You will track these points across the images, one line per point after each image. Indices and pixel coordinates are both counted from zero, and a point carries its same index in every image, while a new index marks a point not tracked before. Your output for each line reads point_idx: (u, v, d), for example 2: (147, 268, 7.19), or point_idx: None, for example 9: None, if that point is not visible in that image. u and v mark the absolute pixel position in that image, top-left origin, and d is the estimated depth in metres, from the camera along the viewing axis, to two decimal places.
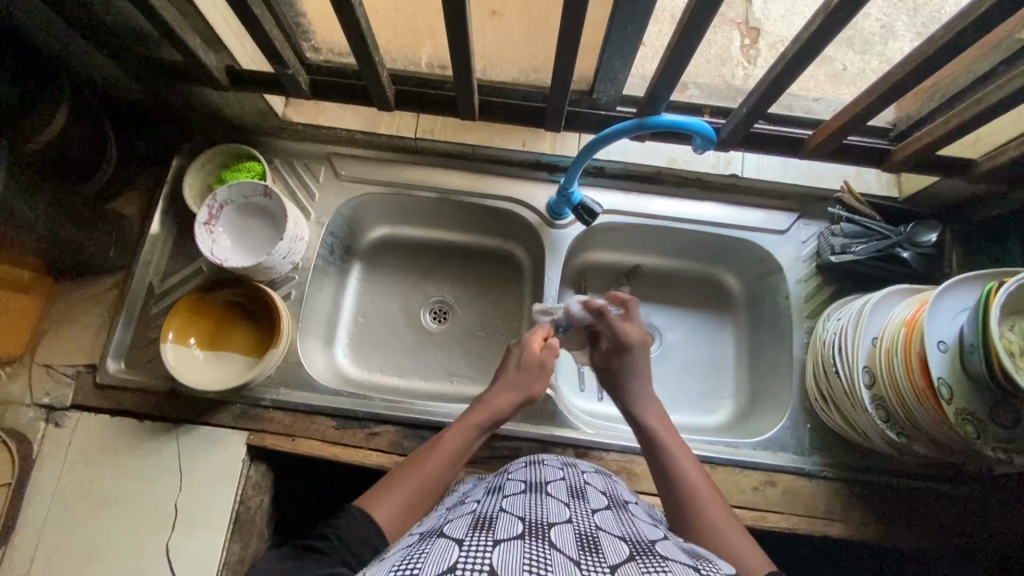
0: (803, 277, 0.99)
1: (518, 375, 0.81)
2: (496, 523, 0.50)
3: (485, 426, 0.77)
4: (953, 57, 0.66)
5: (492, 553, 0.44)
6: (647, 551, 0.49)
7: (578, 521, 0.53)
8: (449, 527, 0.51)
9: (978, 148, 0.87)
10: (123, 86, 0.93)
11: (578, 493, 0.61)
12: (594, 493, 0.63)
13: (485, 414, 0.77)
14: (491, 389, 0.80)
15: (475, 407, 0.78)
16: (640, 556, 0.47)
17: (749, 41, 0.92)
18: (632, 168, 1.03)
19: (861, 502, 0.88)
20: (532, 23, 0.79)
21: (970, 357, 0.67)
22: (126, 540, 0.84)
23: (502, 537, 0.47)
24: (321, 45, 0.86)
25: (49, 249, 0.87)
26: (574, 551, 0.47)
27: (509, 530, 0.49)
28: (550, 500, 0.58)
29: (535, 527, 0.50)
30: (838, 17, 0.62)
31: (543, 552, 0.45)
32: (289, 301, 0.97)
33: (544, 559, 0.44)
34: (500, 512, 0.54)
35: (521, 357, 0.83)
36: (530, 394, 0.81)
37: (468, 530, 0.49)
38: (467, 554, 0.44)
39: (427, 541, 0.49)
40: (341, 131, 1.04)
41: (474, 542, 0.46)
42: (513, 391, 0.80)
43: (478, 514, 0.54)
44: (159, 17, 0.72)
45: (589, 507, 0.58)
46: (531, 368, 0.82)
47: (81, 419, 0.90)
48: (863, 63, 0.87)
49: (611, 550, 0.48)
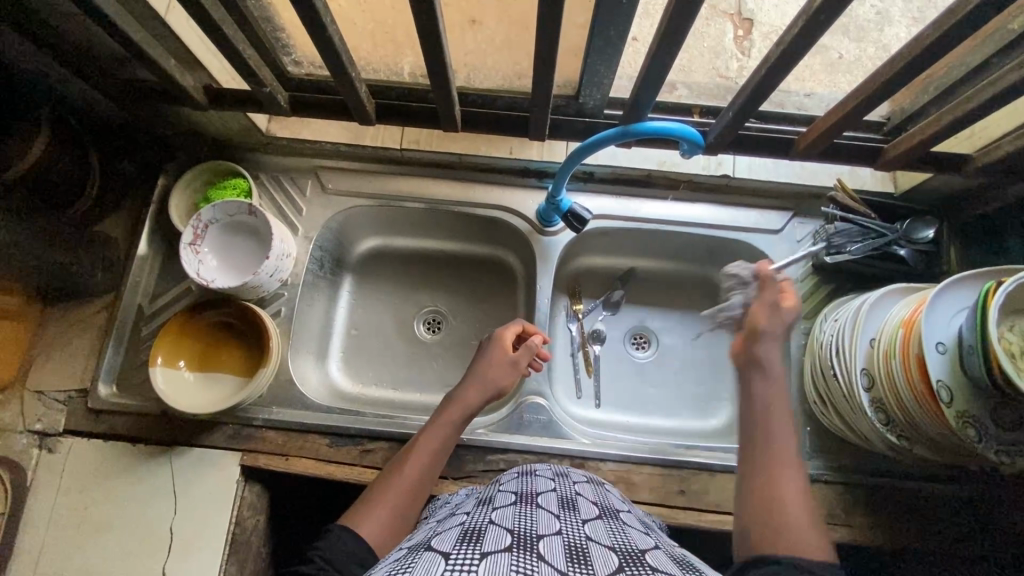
0: (799, 277, 0.98)
1: (484, 372, 0.83)
2: (485, 535, 0.50)
3: (457, 425, 0.80)
4: (944, 54, 0.64)
5: (479, 567, 0.43)
6: (636, 560, 0.48)
7: (568, 533, 0.52)
8: (437, 540, 0.50)
9: (975, 142, 0.85)
10: (103, 107, 0.92)
11: (569, 504, 0.60)
12: (586, 503, 0.62)
13: (457, 411, 0.80)
14: (458, 389, 0.82)
15: (446, 406, 0.81)
16: (629, 567, 0.46)
17: (742, 32, 0.89)
18: (621, 172, 1.01)
19: (862, 505, 0.87)
20: (513, 28, 0.77)
21: (970, 360, 0.65)
22: (122, 565, 0.84)
23: (489, 550, 0.46)
24: (302, 58, 0.85)
25: (35, 275, 0.86)
26: (562, 563, 0.46)
27: (497, 542, 0.48)
28: (541, 512, 0.57)
29: (524, 539, 0.49)
30: (822, 18, 0.60)
31: (530, 564, 0.44)
32: (280, 318, 0.96)
33: (531, 571, 0.43)
34: (489, 523, 0.53)
35: (489, 360, 0.85)
36: (497, 391, 0.83)
37: (456, 543, 0.48)
38: (453, 568, 0.43)
39: (415, 554, 0.48)
40: (325, 144, 1.02)
41: (461, 555, 0.45)
42: (478, 391, 0.82)
43: (467, 526, 0.53)
44: (128, 37, 0.70)
45: (580, 518, 0.57)
46: (500, 366, 0.84)
47: (75, 445, 0.90)
48: (859, 51, 0.84)
49: (600, 561, 0.47)
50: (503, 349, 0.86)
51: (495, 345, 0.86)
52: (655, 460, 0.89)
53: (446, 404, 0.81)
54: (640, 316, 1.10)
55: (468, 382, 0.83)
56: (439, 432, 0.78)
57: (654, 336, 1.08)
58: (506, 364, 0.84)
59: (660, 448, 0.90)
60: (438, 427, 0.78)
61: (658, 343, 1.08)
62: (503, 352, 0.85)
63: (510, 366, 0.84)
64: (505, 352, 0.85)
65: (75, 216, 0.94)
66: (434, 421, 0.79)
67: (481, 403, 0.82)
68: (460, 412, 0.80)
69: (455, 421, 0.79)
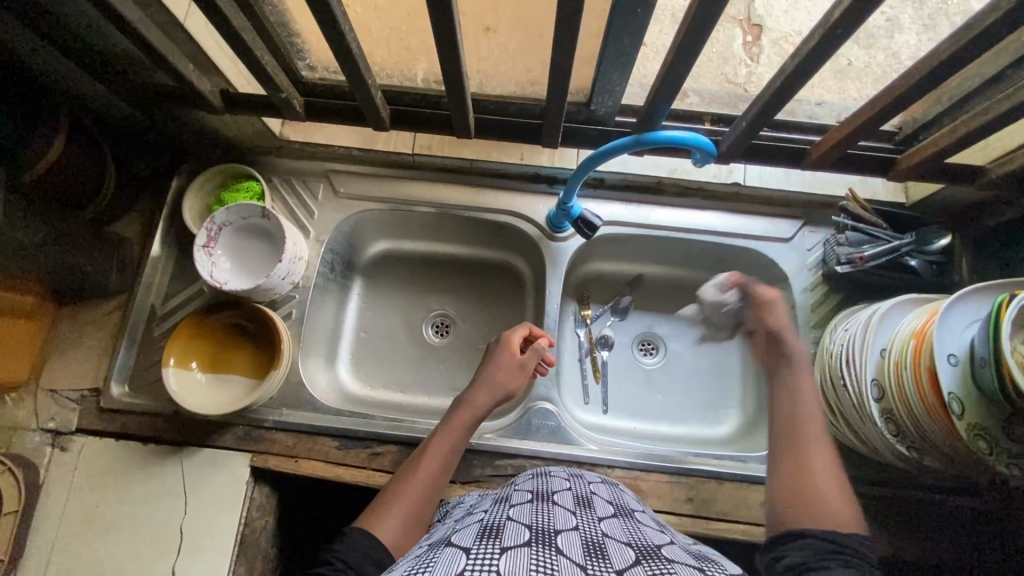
0: (809, 286, 0.98)
1: (493, 376, 0.84)
2: (504, 530, 0.50)
3: (467, 429, 0.80)
4: (960, 66, 0.64)
5: (500, 560, 0.43)
6: (653, 554, 0.49)
7: (584, 528, 0.52)
8: (457, 537, 0.51)
9: (987, 154, 0.85)
10: (119, 109, 0.93)
11: (584, 502, 0.61)
12: (601, 502, 0.62)
13: (467, 415, 0.80)
14: (468, 393, 0.82)
15: (456, 411, 0.81)
16: (646, 560, 0.47)
17: (751, 38, 0.87)
18: (632, 179, 1.02)
19: (871, 515, 0.87)
20: (527, 36, 0.78)
21: (981, 373, 0.65)
22: (133, 564, 0.84)
23: (509, 544, 0.46)
24: (317, 63, 0.85)
25: (51, 275, 0.87)
26: (581, 557, 0.46)
27: (516, 537, 0.48)
28: (557, 508, 0.57)
29: (542, 533, 0.49)
30: (839, 29, 0.60)
31: (550, 558, 0.45)
32: (291, 320, 0.97)
33: (551, 564, 0.44)
34: (507, 520, 0.53)
35: (498, 363, 0.85)
36: (505, 394, 0.84)
37: (476, 539, 0.49)
38: (475, 562, 0.43)
39: (436, 550, 0.48)
40: (337, 148, 1.03)
41: (482, 550, 0.45)
42: (488, 394, 0.82)
43: (485, 523, 0.53)
44: (148, 41, 0.71)
45: (595, 515, 0.57)
46: (508, 369, 0.85)
47: (87, 444, 0.90)
48: (868, 58, 0.83)
49: (617, 555, 0.47)
50: (512, 353, 0.86)
51: (505, 349, 0.86)
52: (663, 467, 0.89)
53: (456, 408, 0.81)
54: (649, 323, 1.10)
55: (478, 386, 0.83)
56: (449, 436, 0.78)
57: (662, 342, 1.08)
58: (515, 368, 0.85)
59: (669, 455, 0.90)
60: (449, 431, 0.78)
61: (666, 350, 1.08)
62: (512, 356, 0.86)
63: (517, 371, 0.85)
64: (513, 356, 0.86)
65: (90, 217, 0.95)
66: (444, 425, 0.79)
67: (489, 406, 0.82)
68: (470, 416, 0.80)
69: (465, 424, 0.79)
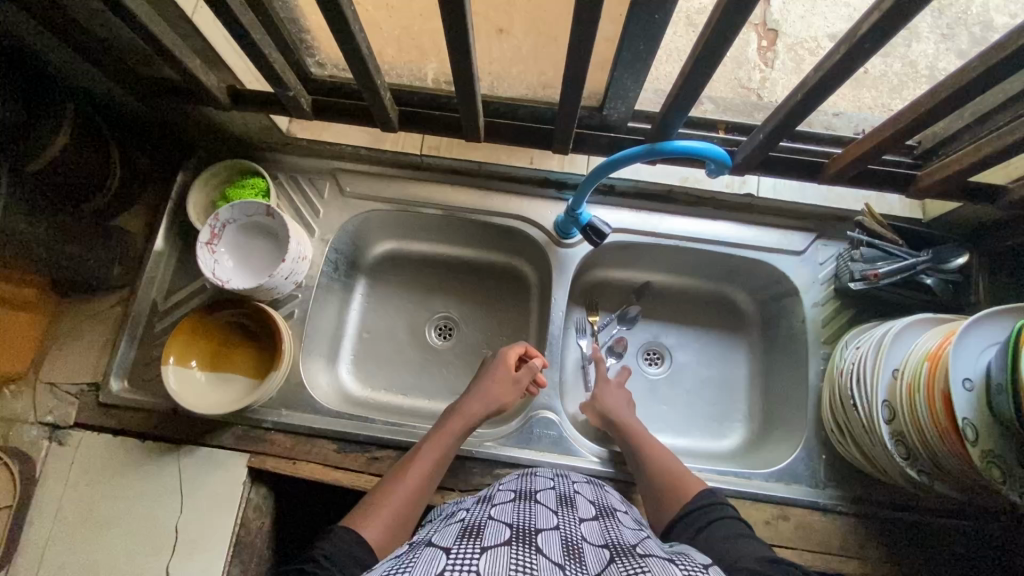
0: (820, 300, 0.96)
1: (490, 387, 0.86)
2: (484, 529, 0.49)
3: (458, 437, 0.82)
4: (988, 88, 0.62)
5: (479, 561, 0.42)
6: (626, 552, 0.50)
7: (565, 528, 0.52)
8: (437, 537, 0.50)
9: (1009, 174, 0.83)
10: (125, 101, 0.92)
11: (567, 501, 0.61)
12: (583, 503, 0.62)
13: (460, 423, 0.83)
14: (462, 402, 0.85)
15: (449, 419, 0.83)
16: (620, 558, 0.48)
17: (766, 43, 0.92)
18: (643, 187, 0.99)
19: (876, 538, 0.85)
20: (542, 40, 0.76)
21: (998, 399, 0.63)
22: (126, 562, 0.84)
23: (489, 544, 0.45)
24: (326, 60, 0.84)
25: (52, 268, 0.86)
26: (559, 556, 0.46)
27: (496, 536, 0.47)
28: (539, 506, 0.57)
29: (523, 532, 0.49)
30: (866, 46, 0.58)
31: (530, 557, 0.44)
32: (293, 320, 0.96)
33: (531, 564, 0.43)
34: (488, 518, 0.53)
35: (494, 375, 0.88)
36: (500, 406, 0.86)
37: (456, 539, 0.47)
38: (454, 562, 0.42)
39: (416, 550, 0.47)
40: (346, 147, 1.02)
41: (462, 550, 0.44)
42: (483, 405, 0.85)
43: (466, 522, 0.53)
44: (153, 36, 0.69)
45: (577, 516, 0.57)
46: (504, 383, 0.87)
47: (84, 438, 0.90)
48: (885, 66, 0.89)
49: (592, 557, 0.48)
50: (509, 366, 0.89)
51: (500, 362, 0.89)
52: None
53: (449, 417, 0.84)
54: (655, 332, 1.08)
55: (473, 396, 0.86)
56: (440, 444, 0.80)
57: (668, 352, 1.07)
58: (511, 382, 0.87)
59: None
60: (438, 440, 0.81)
61: (671, 360, 1.06)
62: (506, 369, 0.88)
63: (514, 385, 0.87)
64: (509, 370, 0.88)
65: (94, 210, 0.94)
66: (436, 433, 0.82)
67: (482, 416, 0.85)
68: (462, 424, 0.83)
69: (456, 432, 0.82)
